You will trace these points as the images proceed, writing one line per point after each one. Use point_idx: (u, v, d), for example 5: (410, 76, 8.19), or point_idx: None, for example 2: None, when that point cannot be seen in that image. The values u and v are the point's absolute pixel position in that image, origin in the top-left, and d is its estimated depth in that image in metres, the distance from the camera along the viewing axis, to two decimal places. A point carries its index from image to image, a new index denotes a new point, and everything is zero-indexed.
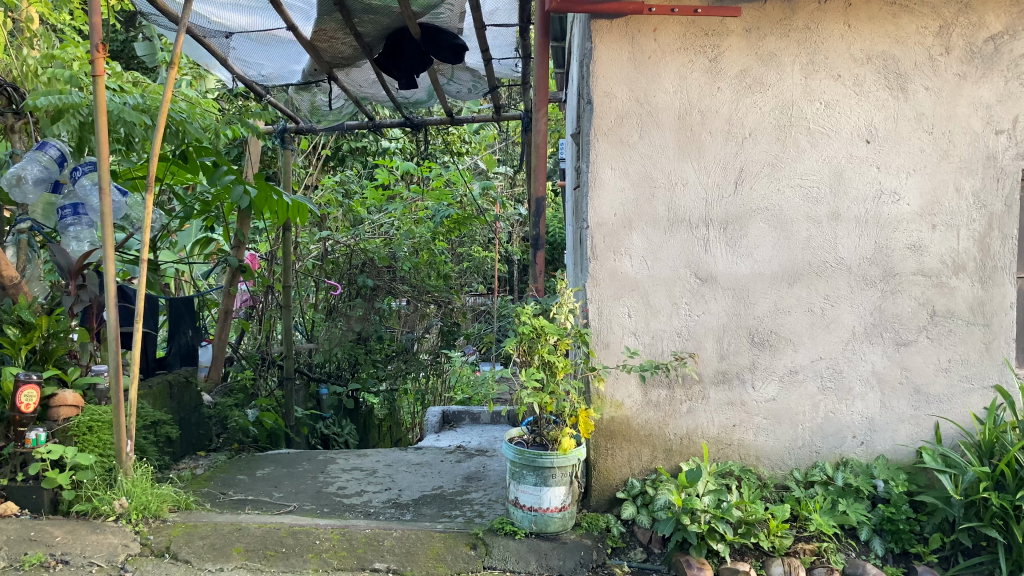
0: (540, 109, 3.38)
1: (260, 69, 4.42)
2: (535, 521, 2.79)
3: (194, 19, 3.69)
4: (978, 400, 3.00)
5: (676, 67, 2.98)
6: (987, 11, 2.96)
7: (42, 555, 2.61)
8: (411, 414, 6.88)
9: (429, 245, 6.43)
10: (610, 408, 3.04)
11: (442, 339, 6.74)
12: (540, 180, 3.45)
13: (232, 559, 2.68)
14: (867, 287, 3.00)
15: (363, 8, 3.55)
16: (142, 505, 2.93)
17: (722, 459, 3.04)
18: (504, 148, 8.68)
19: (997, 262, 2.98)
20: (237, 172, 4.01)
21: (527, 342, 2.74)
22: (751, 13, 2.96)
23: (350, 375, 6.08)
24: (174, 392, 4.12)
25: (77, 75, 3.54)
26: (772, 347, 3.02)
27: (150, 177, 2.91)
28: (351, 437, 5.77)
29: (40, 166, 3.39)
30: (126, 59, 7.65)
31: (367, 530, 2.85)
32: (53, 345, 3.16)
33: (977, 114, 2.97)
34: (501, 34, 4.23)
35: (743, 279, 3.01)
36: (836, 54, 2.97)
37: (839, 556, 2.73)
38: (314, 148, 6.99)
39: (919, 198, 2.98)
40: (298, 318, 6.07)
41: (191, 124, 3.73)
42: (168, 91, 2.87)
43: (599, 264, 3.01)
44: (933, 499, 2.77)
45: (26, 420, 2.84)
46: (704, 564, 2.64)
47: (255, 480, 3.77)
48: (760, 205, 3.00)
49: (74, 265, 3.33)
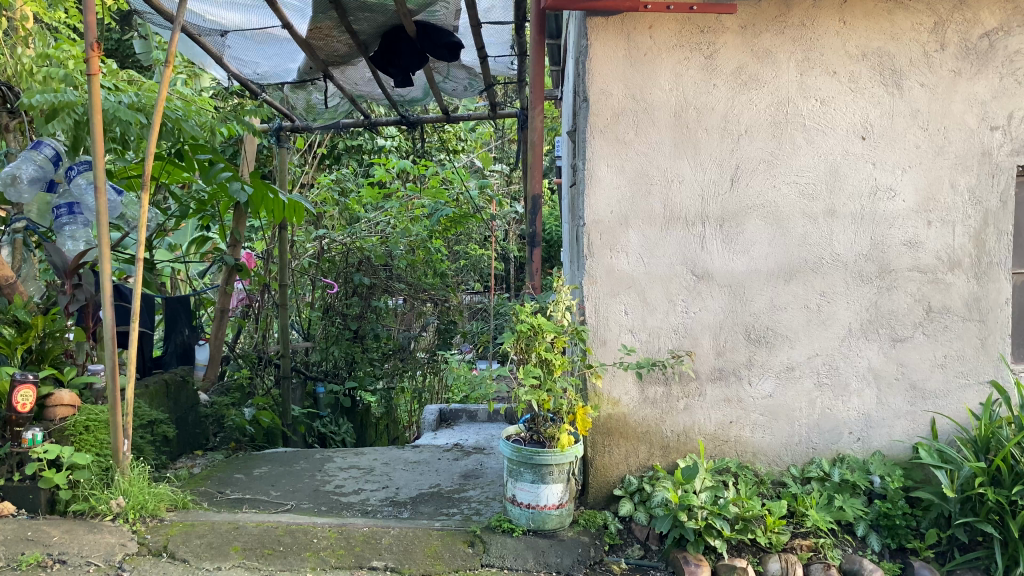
0: (535, 106, 3.37)
1: (255, 67, 4.40)
2: (532, 518, 2.80)
3: (188, 17, 3.68)
4: (973, 396, 3.02)
5: (672, 64, 2.97)
6: (982, 7, 2.96)
7: (39, 555, 2.60)
8: (408, 412, 6.81)
9: (426, 243, 6.32)
10: (607, 405, 3.04)
11: (438, 337, 6.67)
12: (536, 177, 3.44)
13: (230, 558, 2.68)
14: (862, 284, 3.00)
15: (358, 6, 3.53)
16: (139, 505, 2.92)
17: (719, 455, 3.05)
18: (500, 146, 8.60)
19: (992, 257, 2.99)
20: (233, 168, 4.02)
21: (524, 340, 2.74)
22: (747, 10, 2.96)
23: (347, 373, 6.12)
24: (170, 392, 4.10)
25: (71, 75, 3.53)
26: (768, 344, 3.02)
27: (144, 176, 2.87)
28: (348, 436, 5.80)
29: (35, 165, 3.40)
30: (121, 57, 7.58)
31: (364, 529, 2.85)
32: (48, 345, 3.17)
33: (972, 110, 2.98)
34: (496, 31, 4.23)
35: (740, 275, 3.01)
36: (831, 50, 2.97)
37: (836, 552, 2.73)
38: (309, 147, 7.02)
39: (914, 194, 2.99)
40: (295, 317, 6.09)
41: (186, 122, 3.76)
42: (162, 89, 2.84)
43: (595, 261, 3.01)
44: (929, 495, 2.78)
45: (22, 420, 2.80)
46: (702, 562, 2.64)
47: (252, 479, 3.76)
48: (756, 202, 3.00)
49: (69, 265, 3.30)
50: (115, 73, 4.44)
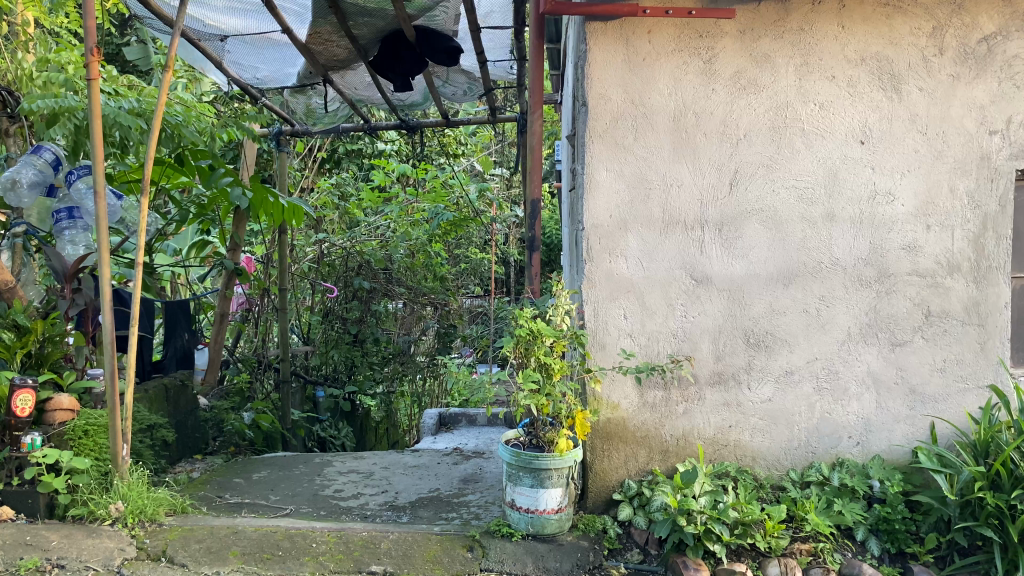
0: (534, 110, 3.38)
1: (255, 72, 4.42)
2: (531, 523, 2.79)
3: (188, 22, 3.69)
4: (973, 400, 3.02)
5: (670, 68, 2.98)
6: (980, 13, 2.97)
7: (37, 560, 2.57)
8: (407, 417, 6.73)
9: (425, 246, 6.37)
10: (606, 409, 3.03)
11: (439, 341, 6.57)
12: (536, 181, 3.43)
13: (229, 562, 2.66)
14: (862, 288, 3.01)
15: (358, 11, 3.52)
16: (138, 509, 2.93)
17: (718, 460, 3.04)
18: (500, 150, 8.59)
19: (992, 261, 3.00)
20: (234, 173, 4.01)
21: (523, 344, 2.73)
22: (746, 15, 2.97)
23: (346, 377, 6.15)
24: (169, 396, 4.09)
25: (72, 80, 3.70)
26: (767, 347, 3.02)
27: (144, 180, 2.85)
28: (347, 440, 5.85)
29: (35, 170, 3.43)
30: (120, 62, 7.59)
31: (363, 533, 2.86)
32: (48, 350, 3.16)
33: (971, 115, 2.98)
34: (496, 35, 4.25)
35: (739, 279, 3.02)
36: (830, 55, 2.98)
37: (835, 557, 2.75)
38: (309, 151, 7.03)
39: (913, 199, 2.99)
40: (293, 321, 6.10)
41: (185, 128, 3.77)
42: (162, 93, 2.82)
43: (594, 265, 3.01)
44: (929, 499, 2.78)
45: (20, 424, 2.82)
46: (701, 566, 2.64)
47: (251, 483, 3.76)
48: (755, 206, 3.00)
49: (69, 269, 3.31)
50: (115, 78, 4.49)
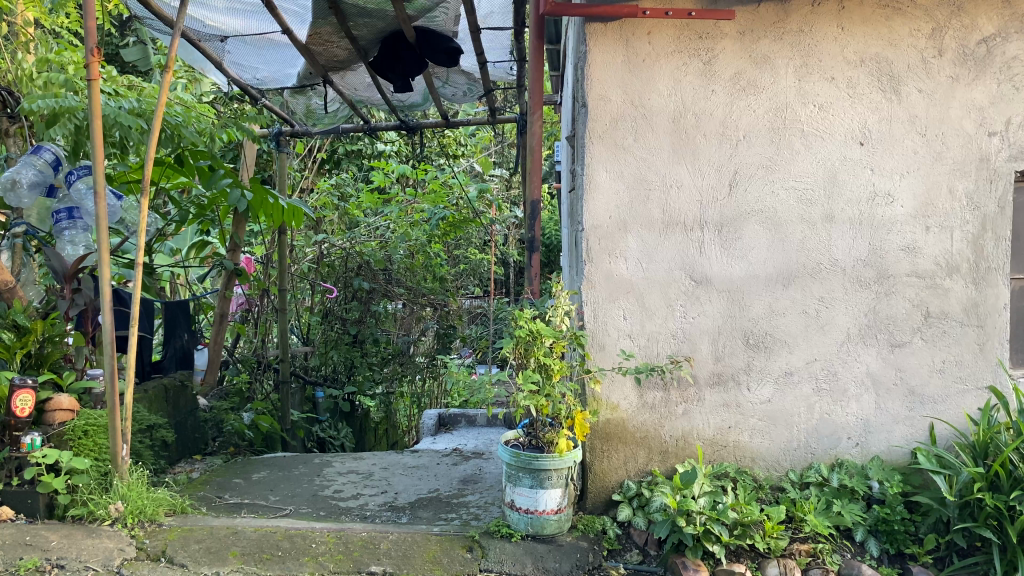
0: (534, 111, 3.38)
1: (255, 73, 4.42)
2: (531, 523, 2.79)
3: (188, 22, 3.69)
4: (972, 401, 3.02)
5: (670, 69, 2.99)
6: (979, 14, 2.97)
7: (37, 560, 2.57)
8: (407, 417, 6.75)
9: (425, 247, 6.38)
10: (606, 410, 3.04)
11: (438, 342, 6.51)
12: (536, 182, 3.44)
13: (228, 562, 2.66)
14: (861, 289, 3.01)
15: (358, 11, 3.52)
16: (138, 509, 2.93)
17: (717, 460, 3.05)
18: (500, 151, 8.60)
19: (991, 262, 3.00)
20: (233, 175, 3.98)
21: (522, 345, 2.73)
22: (745, 16, 2.97)
23: (346, 377, 6.16)
24: (169, 397, 4.10)
25: (71, 80, 3.69)
26: (767, 348, 3.03)
27: (144, 179, 2.85)
28: (346, 441, 5.90)
29: (35, 170, 3.43)
30: (120, 63, 7.60)
31: (363, 534, 2.86)
32: (48, 350, 3.16)
33: (970, 116, 2.99)
34: (496, 36, 4.25)
35: (738, 280, 3.02)
36: (830, 56, 2.98)
37: (834, 557, 2.76)
38: (309, 151, 7.04)
39: (913, 200, 2.99)
40: (294, 321, 6.17)
41: (185, 129, 3.80)
42: (162, 93, 2.82)
43: (594, 266, 3.01)
44: (928, 499, 2.78)
45: (20, 424, 2.83)
46: (700, 566, 2.65)
47: (251, 483, 3.76)
48: (754, 207, 3.01)
49: (69, 269, 3.31)
50: (115, 78, 4.50)
